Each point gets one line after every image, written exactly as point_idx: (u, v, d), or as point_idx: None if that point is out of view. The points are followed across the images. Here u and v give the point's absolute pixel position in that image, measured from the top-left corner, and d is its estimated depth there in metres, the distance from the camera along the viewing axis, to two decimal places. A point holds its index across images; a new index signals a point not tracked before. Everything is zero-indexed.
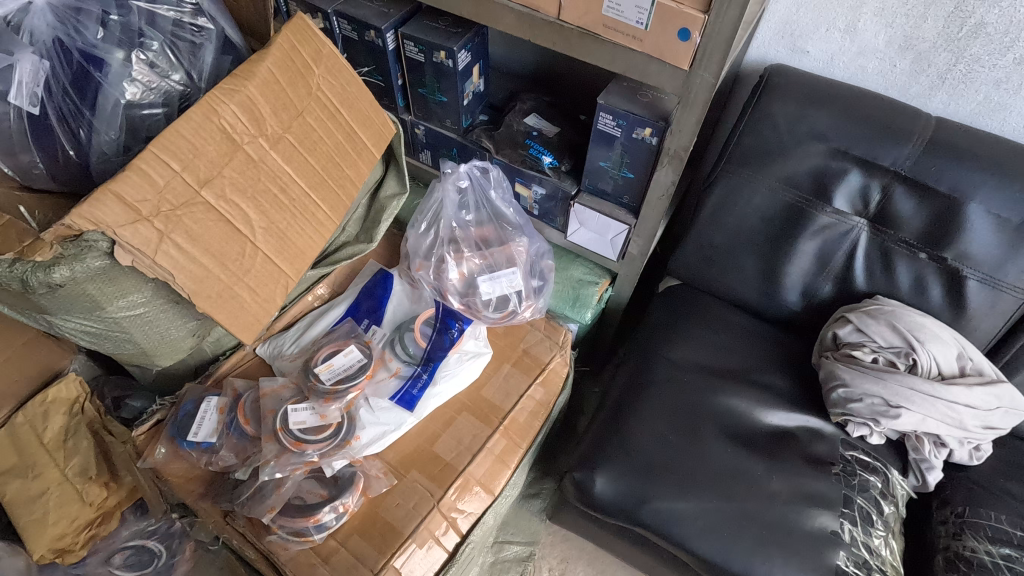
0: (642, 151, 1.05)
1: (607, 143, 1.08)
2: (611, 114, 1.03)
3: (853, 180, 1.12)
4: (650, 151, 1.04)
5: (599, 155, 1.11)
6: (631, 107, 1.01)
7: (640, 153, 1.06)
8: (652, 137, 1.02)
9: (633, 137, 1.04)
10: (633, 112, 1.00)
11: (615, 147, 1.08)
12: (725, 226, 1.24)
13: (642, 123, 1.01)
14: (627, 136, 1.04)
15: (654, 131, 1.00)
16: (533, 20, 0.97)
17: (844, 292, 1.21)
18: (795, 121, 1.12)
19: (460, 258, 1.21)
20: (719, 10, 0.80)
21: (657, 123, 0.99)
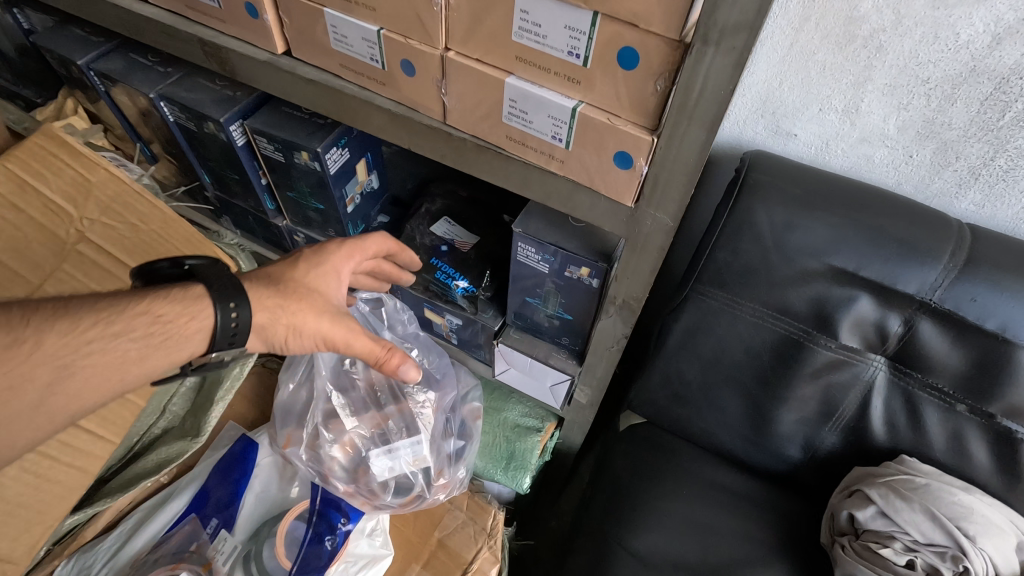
0: (581, 292, 0.75)
1: (533, 277, 0.78)
2: (534, 245, 0.73)
3: (865, 310, 0.84)
4: (590, 293, 0.75)
5: (525, 289, 0.81)
6: (560, 237, 0.71)
7: (577, 294, 0.76)
8: (592, 278, 0.72)
9: (567, 275, 0.74)
10: (563, 246, 0.70)
11: (544, 284, 0.78)
12: (699, 360, 0.95)
13: (577, 261, 0.71)
14: (558, 273, 0.74)
15: (593, 272, 0.71)
16: (412, 124, 0.67)
17: (856, 447, 0.92)
18: (783, 233, 0.84)
19: (339, 426, 0.87)
20: (671, 132, 0.51)
21: (597, 263, 0.69)
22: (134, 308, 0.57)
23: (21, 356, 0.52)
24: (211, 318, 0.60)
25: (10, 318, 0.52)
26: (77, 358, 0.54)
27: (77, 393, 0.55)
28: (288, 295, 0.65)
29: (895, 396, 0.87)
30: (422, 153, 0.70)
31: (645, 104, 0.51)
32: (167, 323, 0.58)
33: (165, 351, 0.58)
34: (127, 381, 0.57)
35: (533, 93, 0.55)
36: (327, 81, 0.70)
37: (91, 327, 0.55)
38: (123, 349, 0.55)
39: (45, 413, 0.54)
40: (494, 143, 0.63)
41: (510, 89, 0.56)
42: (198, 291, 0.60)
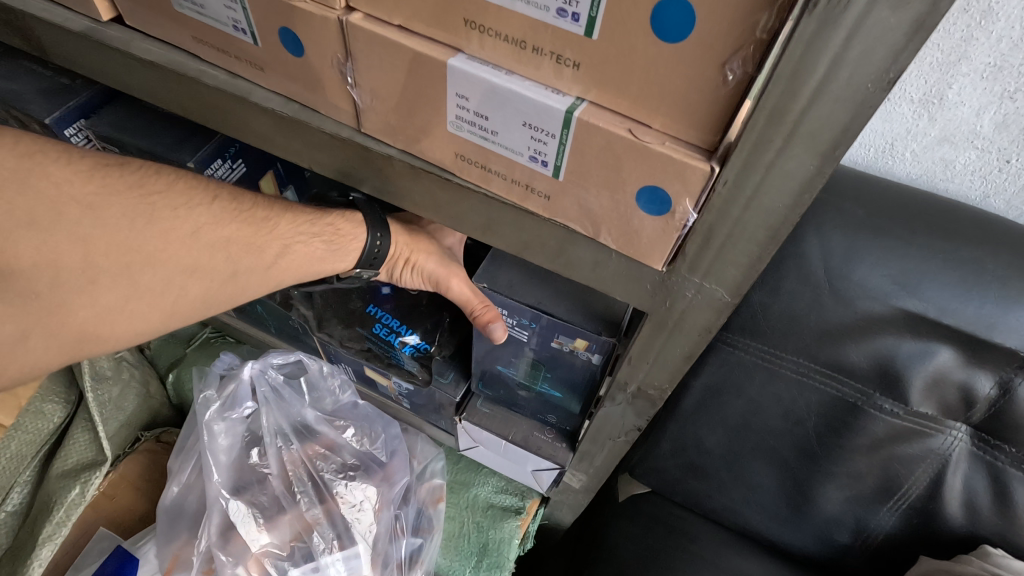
0: (574, 369, 0.55)
1: (508, 345, 0.56)
2: (508, 309, 0.52)
3: (948, 368, 0.62)
4: (587, 370, 0.54)
5: (496, 357, 0.60)
6: (545, 296, 0.50)
7: (569, 371, 0.56)
8: (592, 353, 0.51)
9: (553, 347, 0.53)
10: (549, 311, 0.49)
11: (522, 354, 0.57)
12: (722, 424, 0.74)
13: (569, 332, 0.50)
14: (542, 344, 0.53)
15: (593, 347, 0.50)
16: (310, 133, 0.43)
17: (921, 531, 0.72)
18: (842, 268, 0.63)
19: (241, 543, 0.62)
20: (748, 157, 0.28)
21: (599, 337, 0.48)
22: (325, 216, 0.56)
23: (258, 223, 0.52)
24: (364, 243, 0.58)
25: (255, 201, 0.53)
26: (294, 241, 0.54)
27: (281, 274, 0.54)
28: (415, 238, 0.61)
29: (976, 473, 0.67)
30: (331, 176, 0.46)
31: (701, 106, 0.28)
32: (338, 233, 0.57)
33: (335, 261, 0.57)
34: (306, 277, 0.56)
35: (498, 84, 0.32)
36: (172, 63, 0.44)
37: (302, 222, 0.55)
38: (316, 248, 0.55)
39: (240, 286, 0.52)
40: (438, 163, 0.39)
41: (457, 77, 0.33)
42: (360, 216, 0.59)
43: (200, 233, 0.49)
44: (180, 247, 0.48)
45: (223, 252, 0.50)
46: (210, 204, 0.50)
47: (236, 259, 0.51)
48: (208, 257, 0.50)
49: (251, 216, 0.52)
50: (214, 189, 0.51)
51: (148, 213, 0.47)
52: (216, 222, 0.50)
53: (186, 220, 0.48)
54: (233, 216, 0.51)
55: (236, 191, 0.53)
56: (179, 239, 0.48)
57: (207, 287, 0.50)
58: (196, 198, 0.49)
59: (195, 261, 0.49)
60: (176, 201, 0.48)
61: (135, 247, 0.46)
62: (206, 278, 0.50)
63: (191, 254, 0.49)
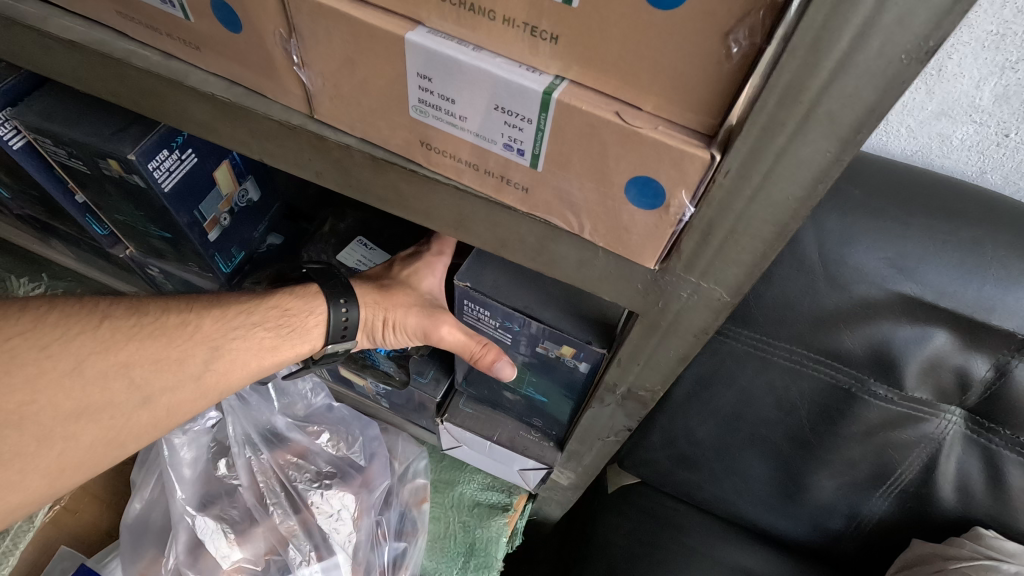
0: (561, 376, 0.52)
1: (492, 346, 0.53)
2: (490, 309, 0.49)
3: (945, 353, 0.60)
4: (576, 378, 0.51)
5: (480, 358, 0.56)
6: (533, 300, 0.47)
7: (556, 376, 0.53)
8: (580, 361, 0.48)
9: (539, 349, 0.50)
10: (535, 314, 0.46)
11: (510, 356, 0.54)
12: (713, 413, 0.72)
13: (557, 338, 0.47)
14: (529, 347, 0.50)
15: (582, 354, 0.47)
16: (256, 120, 0.38)
17: (915, 515, 0.71)
18: (838, 252, 0.60)
19: (209, 561, 0.58)
20: (754, 144, 0.24)
21: (589, 345, 0.45)
22: (268, 299, 0.52)
23: (171, 336, 0.47)
24: (326, 316, 0.53)
25: (178, 303, 0.49)
26: (225, 342, 0.49)
27: (215, 381, 0.49)
28: (387, 292, 0.54)
29: (971, 456, 0.66)
30: (284, 168, 0.42)
31: (702, 84, 0.24)
32: (278, 319, 0.52)
33: (293, 344, 0.52)
34: (249, 379, 0.51)
35: (465, 62, 0.27)
36: (97, 44, 0.39)
37: (234, 316, 0.50)
38: (254, 341, 0.50)
39: (166, 409, 0.47)
40: (402, 153, 0.35)
41: (418, 55, 0.28)
42: (315, 287, 0.54)
43: (86, 365, 0.44)
44: (60, 390, 0.42)
45: (128, 379, 0.45)
46: (99, 328, 0.45)
47: (144, 382, 0.46)
48: (107, 390, 0.44)
49: (159, 330, 0.47)
50: (105, 309, 0.46)
51: (12, 360, 0.41)
52: (108, 349, 0.45)
53: (66, 356, 0.43)
54: (132, 334, 0.46)
55: (136, 304, 0.48)
56: (55, 381, 0.42)
57: (116, 427, 0.45)
58: (79, 325, 0.45)
59: (93, 398, 0.44)
60: (57, 334, 0.43)
61: (1, 403, 0.40)
62: (106, 416, 0.44)
63: (83, 392, 0.43)
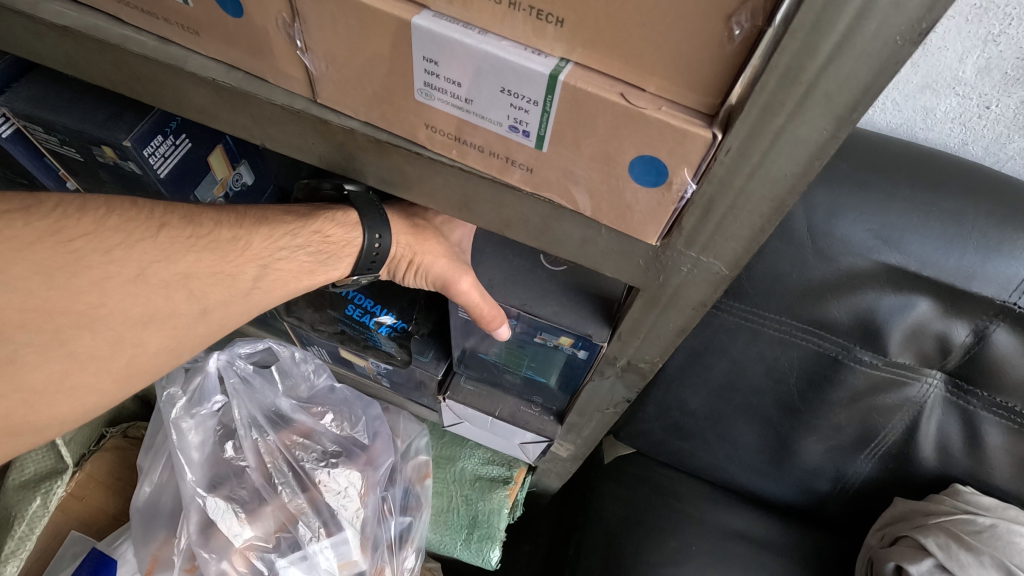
0: (562, 359, 0.54)
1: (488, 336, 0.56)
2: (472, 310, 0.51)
3: (927, 319, 0.63)
4: (571, 362, 0.54)
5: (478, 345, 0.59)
6: (530, 296, 0.49)
7: (552, 360, 0.56)
8: (579, 349, 0.50)
9: (537, 339, 0.52)
10: (532, 310, 0.48)
11: (510, 344, 0.56)
12: (706, 384, 0.74)
13: (554, 330, 0.49)
14: (526, 336, 0.53)
15: (580, 344, 0.48)
16: (258, 104, 0.38)
17: (896, 476, 0.75)
18: (826, 225, 0.62)
19: (221, 542, 0.60)
20: (754, 124, 0.26)
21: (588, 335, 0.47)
22: (311, 222, 0.49)
23: (226, 249, 0.46)
24: (361, 244, 0.49)
25: (229, 217, 0.47)
26: (273, 261, 0.47)
27: (264, 298, 0.48)
28: (420, 234, 0.51)
29: (950, 418, 0.69)
30: (287, 152, 0.42)
31: (705, 65, 0.25)
32: (320, 242, 0.49)
33: (329, 270, 0.50)
34: (292, 298, 0.50)
35: (472, 45, 0.28)
36: (92, 29, 0.39)
37: (281, 236, 0.48)
38: (298, 261, 0.48)
39: (218, 322, 0.46)
40: (406, 136, 0.36)
41: (425, 39, 0.29)
42: (355, 216, 0.50)
43: (150, 274, 0.43)
44: (124, 296, 0.42)
45: (186, 289, 0.44)
46: (160, 236, 0.43)
47: (201, 294, 0.45)
48: (166, 300, 0.43)
49: (214, 242, 0.45)
50: (161, 216, 0.44)
51: (78, 263, 0.40)
52: (169, 259, 0.43)
53: (130, 263, 0.42)
54: (190, 245, 0.44)
55: (190, 212, 0.46)
56: (120, 287, 0.42)
57: (177, 334, 0.44)
58: (140, 233, 0.43)
59: (156, 306, 0.43)
60: (120, 240, 0.42)
61: (70, 305, 0.40)
62: (170, 325, 0.44)
63: (146, 300, 0.43)
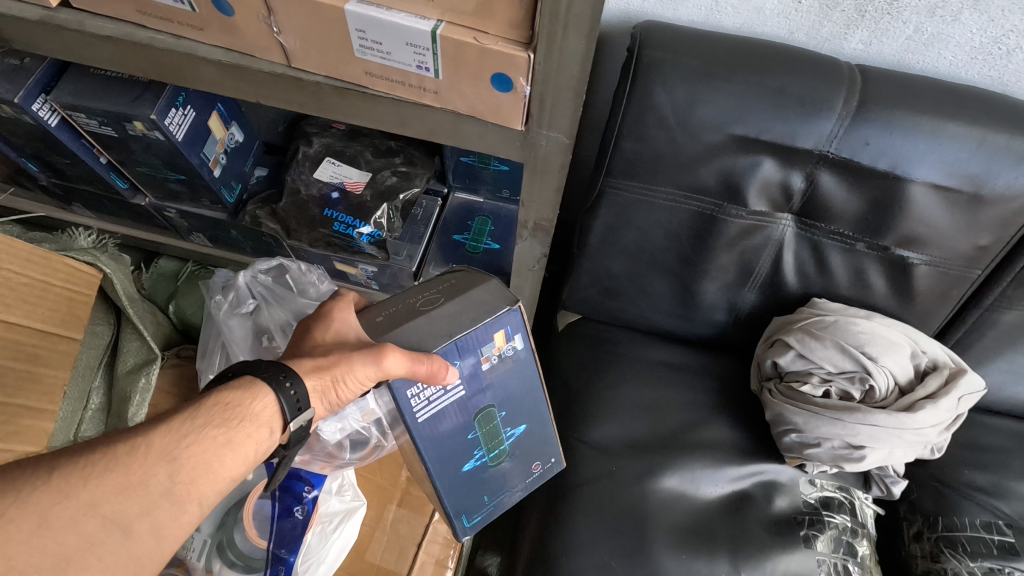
0: (509, 371, 0.70)
1: (459, 413, 0.69)
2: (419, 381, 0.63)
3: (769, 172, 0.85)
4: (516, 364, 0.70)
5: (461, 447, 0.73)
6: (451, 326, 0.62)
7: (506, 380, 0.71)
8: (512, 341, 0.67)
9: (485, 369, 0.67)
10: (458, 334, 0.62)
11: (479, 405, 0.70)
12: (623, 251, 0.96)
13: (488, 335, 0.64)
14: (475, 372, 0.67)
15: (508, 329, 0.65)
16: (250, 73, 0.56)
17: (773, 299, 0.98)
18: (688, 112, 0.81)
19: None
20: (548, 46, 0.45)
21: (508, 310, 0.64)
22: (205, 402, 0.57)
23: (128, 464, 0.50)
24: (274, 398, 0.59)
25: (121, 435, 0.53)
26: (180, 452, 0.53)
27: (187, 491, 0.52)
28: (326, 356, 0.61)
29: (802, 247, 0.92)
30: (274, 105, 0.60)
31: (515, 13, 0.44)
32: (223, 416, 0.56)
33: (246, 432, 0.57)
34: (218, 481, 0.54)
35: (384, 19, 0.46)
36: (127, 36, 0.56)
37: (181, 428, 0.54)
38: (208, 442, 0.54)
39: (150, 536, 0.50)
40: (353, 81, 0.54)
41: (355, 18, 0.47)
42: (249, 377, 0.59)
43: (53, 517, 0.46)
44: (33, 550, 0.44)
45: (101, 517, 0.48)
46: (52, 480, 0.47)
47: (118, 515, 0.48)
48: (83, 534, 0.47)
49: (113, 462, 0.50)
50: (50, 461, 0.49)
51: None
52: (69, 495, 0.47)
53: (31, 514, 0.45)
54: (88, 474, 0.49)
55: (80, 449, 0.51)
56: (27, 541, 0.44)
57: (111, 566, 0.47)
58: (32, 482, 0.47)
59: (71, 545, 0.46)
60: (13, 497, 0.45)
61: None
62: (95, 556, 0.47)
63: (61, 542, 0.46)
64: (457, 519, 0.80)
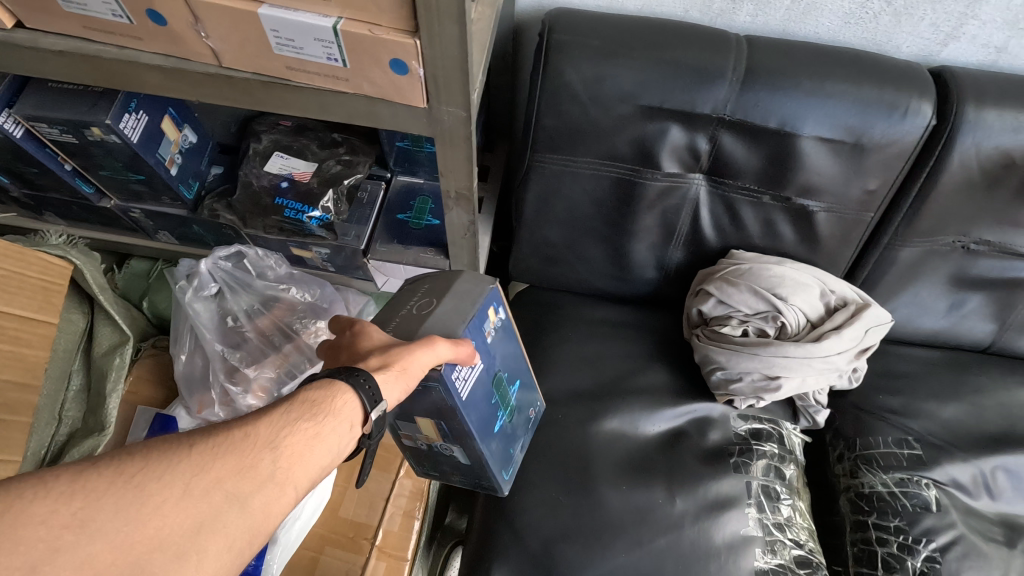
0: (503, 339, 0.76)
1: (484, 382, 0.73)
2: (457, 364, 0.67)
3: (677, 137, 0.94)
4: (505, 329, 0.77)
5: (489, 414, 0.76)
6: (458, 312, 0.67)
7: (503, 347, 0.77)
8: (498, 313, 0.74)
9: (490, 340, 0.73)
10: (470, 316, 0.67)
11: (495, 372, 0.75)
12: (557, 219, 1.05)
13: (485, 313, 0.70)
14: (485, 346, 0.72)
15: (494, 303, 0.72)
16: (187, 74, 0.64)
17: (697, 254, 1.08)
18: (598, 87, 0.90)
19: (244, 380, 0.91)
20: (430, 32, 0.54)
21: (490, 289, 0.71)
22: (299, 396, 0.58)
23: (240, 448, 0.52)
24: (351, 391, 0.59)
25: (238, 421, 0.55)
26: (280, 440, 0.54)
27: (288, 474, 0.53)
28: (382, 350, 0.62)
29: (716, 204, 1.01)
30: (213, 102, 0.68)
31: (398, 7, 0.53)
32: (314, 406, 0.58)
33: (333, 425, 0.57)
34: (314, 467, 0.55)
35: (292, 19, 0.55)
36: (76, 49, 0.64)
37: (281, 419, 0.56)
38: (301, 433, 0.55)
39: (262, 513, 0.51)
40: (277, 75, 0.62)
41: (268, 19, 0.55)
42: (334, 375, 0.61)
43: (193, 487, 0.49)
44: (179, 512, 0.47)
45: (223, 491, 0.50)
46: (190, 453, 0.50)
47: (238, 491, 0.50)
48: (211, 504, 0.49)
49: (231, 443, 0.52)
50: (189, 436, 0.52)
51: (138, 491, 0.46)
52: (200, 469, 0.50)
53: (176, 482, 0.48)
54: (215, 452, 0.51)
55: (208, 430, 0.53)
56: (174, 505, 0.47)
57: (230, 538, 0.49)
58: (175, 453, 0.50)
59: (203, 513, 0.48)
60: (160, 467, 0.48)
61: (138, 535, 0.45)
62: (220, 527, 0.49)
63: (194, 510, 0.48)
64: (499, 474, 0.85)
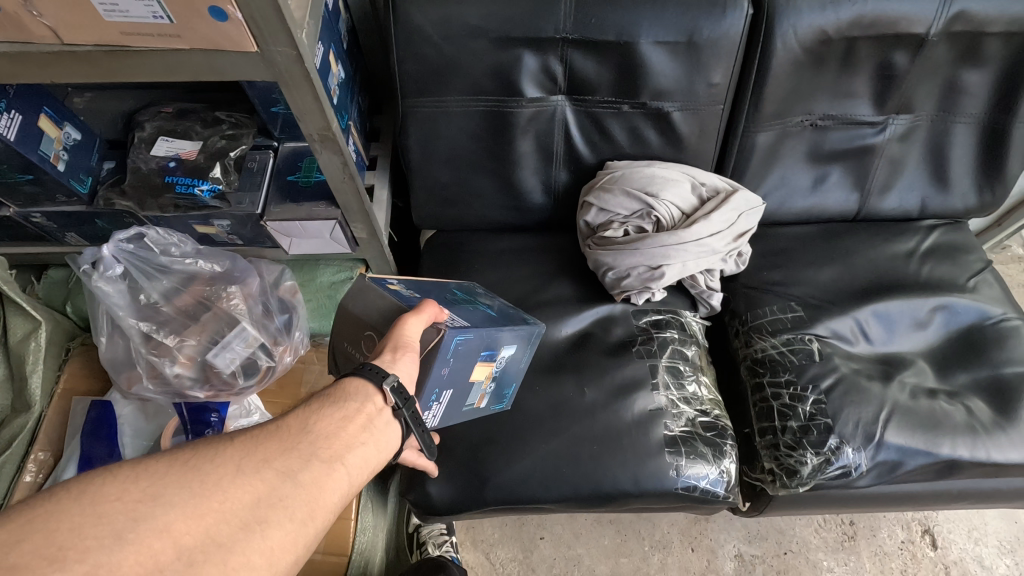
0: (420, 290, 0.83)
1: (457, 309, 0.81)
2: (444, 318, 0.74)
3: (531, 63, 1.02)
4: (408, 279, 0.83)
5: (486, 315, 0.84)
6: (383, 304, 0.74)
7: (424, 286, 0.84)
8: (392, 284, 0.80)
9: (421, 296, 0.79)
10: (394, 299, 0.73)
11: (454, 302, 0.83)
12: (443, 161, 1.12)
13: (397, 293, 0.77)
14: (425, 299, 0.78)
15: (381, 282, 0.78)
16: (33, 56, 0.69)
17: (578, 172, 1.17)
18: (447, 27, 0.97)
19: (167, 351, 0.98)
20: None
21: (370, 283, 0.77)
22: (317, 393, 0.67)
23: (279, 437, 0.61)
24: (360, 376, 0.68)
25: (271, 419, 0.64)
26: (312, 425, 0.63)
27: (329, 452, 0.62)
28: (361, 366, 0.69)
29: (583, 121, 1.10)
30: (70, 79, 0.74)
31: None
32: (338, 396, 0.66)
33: (356, 406, 0.66)
34: (350, 444, 0.63)
35: None
36: None
37: (310, 411, 0.65)
38: (329, 417, 0.64)
39: (314, 484, 0.59)
40: (116, 43, 0.68)
41: None
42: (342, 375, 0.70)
43: (244, 468, 0.56)
44: (238, 490, 0.54)
45: (273, 470, 0.57)
46: (235, 444, 0.58)
47: (286, 467, 0.58)
48: (265, 480, 0.56)
49: (270, 433, 0.61)
50: (230, 433, 0.60)
51: (195, 472, 0.54)
52: (247, 453, 0.58)
53: (229, 464, 0.56)
54: (258, 440, 0.60)
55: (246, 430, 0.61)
56: (232, 482, 0.55)
57: (290, 509, 0.56)
58: (222, 445, 0.58)
59: (260, 488, 0.56)
60: (213, 455, 0.56)
61: (206, 506, 0.52)
62: (278, 499, 0.56)
63: (251, 487, 0.55)
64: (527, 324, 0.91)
